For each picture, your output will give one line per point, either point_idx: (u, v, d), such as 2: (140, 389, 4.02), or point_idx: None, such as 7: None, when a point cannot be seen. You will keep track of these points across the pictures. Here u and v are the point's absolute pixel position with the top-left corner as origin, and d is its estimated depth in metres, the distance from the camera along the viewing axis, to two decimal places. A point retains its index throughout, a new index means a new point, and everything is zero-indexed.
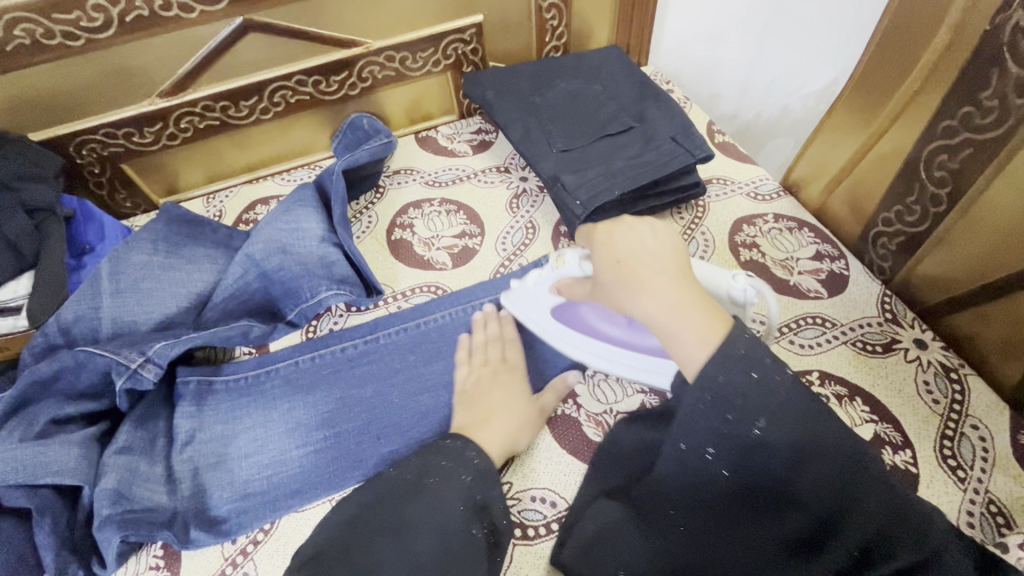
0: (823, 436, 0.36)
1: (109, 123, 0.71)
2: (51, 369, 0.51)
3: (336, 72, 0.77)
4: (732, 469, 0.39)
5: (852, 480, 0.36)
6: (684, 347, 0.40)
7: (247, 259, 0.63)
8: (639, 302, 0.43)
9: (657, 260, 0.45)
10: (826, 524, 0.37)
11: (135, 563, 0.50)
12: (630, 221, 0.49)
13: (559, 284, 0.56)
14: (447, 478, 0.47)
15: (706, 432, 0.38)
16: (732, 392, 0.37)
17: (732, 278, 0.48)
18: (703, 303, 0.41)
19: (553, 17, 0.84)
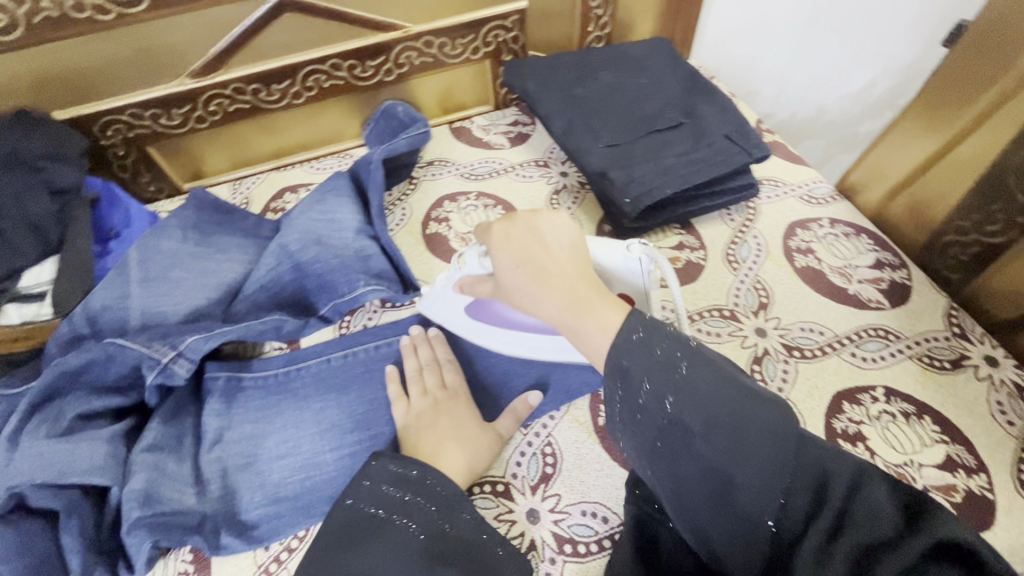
0: (733, 405, 0.35)
1: (136, 104, 0.68)
2: (79, 361, 0.48)
3: (373, 56, 0.74)
4: (656, 459, 0.37)
5: (762, 437, 0.34)
6: (588, 340, 0.40)
7: (281, 250, 0.60)
8: (541, 302, 0.43)
9: (552, 253, 0.44)
10: (758, 500, 0.34)
11: (162, 569, 0.47)
12: (525, 216, 0.46)
13: (461, 284, 0.53)
14: (407, 512, 0.44)
15: (628, 419, 0.38)
16: (636, 374, 0.37)
17: (627, 249, 0.48)
18: (601, 295, 0.41)
19: (597, 6, 0.80)
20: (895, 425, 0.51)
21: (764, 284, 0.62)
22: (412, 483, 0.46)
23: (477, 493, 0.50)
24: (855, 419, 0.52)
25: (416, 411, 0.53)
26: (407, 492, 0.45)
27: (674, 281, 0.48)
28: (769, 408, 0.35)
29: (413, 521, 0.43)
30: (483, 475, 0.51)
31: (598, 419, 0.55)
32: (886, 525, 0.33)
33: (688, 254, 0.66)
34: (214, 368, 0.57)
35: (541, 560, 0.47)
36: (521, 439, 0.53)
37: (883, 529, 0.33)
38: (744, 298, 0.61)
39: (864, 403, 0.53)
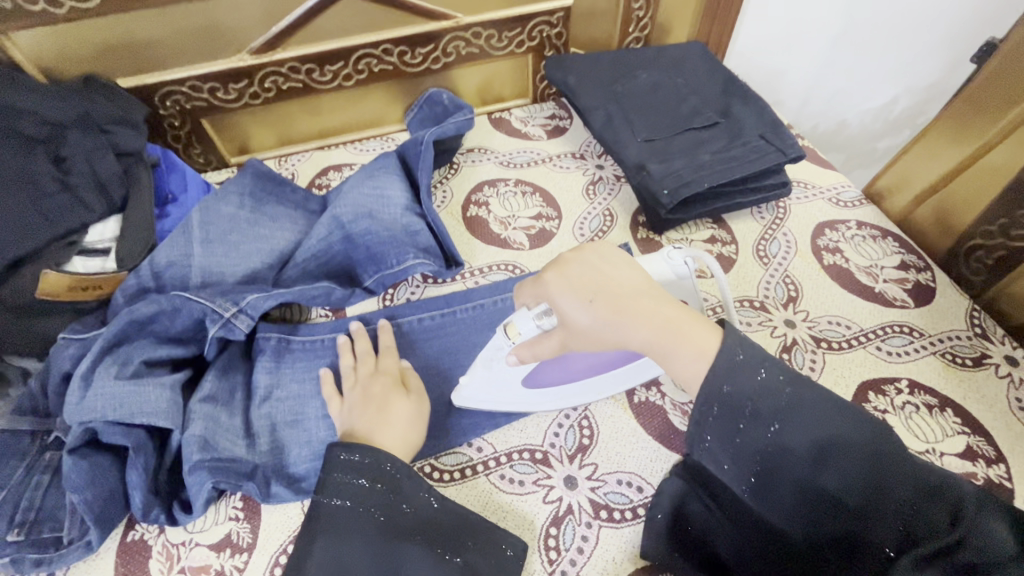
0: (836, 426, 0.36)
1: (196, 76, 0.71)
2: (149, 310, 0.51)
3: (423, 44, 0.77)
4: (758, 479, 0.38)
5: (871, 467, 0.35)
6: (683, 365, 0.41)
7: (333, 221, 0.62)
8: (633, 334, 0.43)
9: (628, 289, 0.45)
10: (863, 514, 0.35)
11: (214, 513, 0.50)
12: (574, 257, 0.48)
13: (519, 353, 0.50)
14: (361, 497, 0.44)
15: (723, 446, 0.38)
16: (739, 399, 0.37)
17: (669, 256, 0.51)
18: (687, 315, 0.43)
19: (640, 8, 0.83)
20: (918, 415, 0.54)
21: (793, 278, 0.65)
22: (366, 467, 0.45)
23: (516, 459, 0.53)
24: (880, 408, 0.54)
25: (349, 404, 0.52)
26: (365, 478, 0.45)
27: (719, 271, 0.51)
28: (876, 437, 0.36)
29: (376, 506, 0.44)
30: (522, 443, 0.54)
31: (633, 396, 0.57)
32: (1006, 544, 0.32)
33: (720, 247, 0.68)
34: (266, 329, 0.58)
35: (578, 524, 0.49)
36: (558, 412, 0.56)
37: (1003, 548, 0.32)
38: (773, 291, 0.64)
39: (889, 393, 0.55)
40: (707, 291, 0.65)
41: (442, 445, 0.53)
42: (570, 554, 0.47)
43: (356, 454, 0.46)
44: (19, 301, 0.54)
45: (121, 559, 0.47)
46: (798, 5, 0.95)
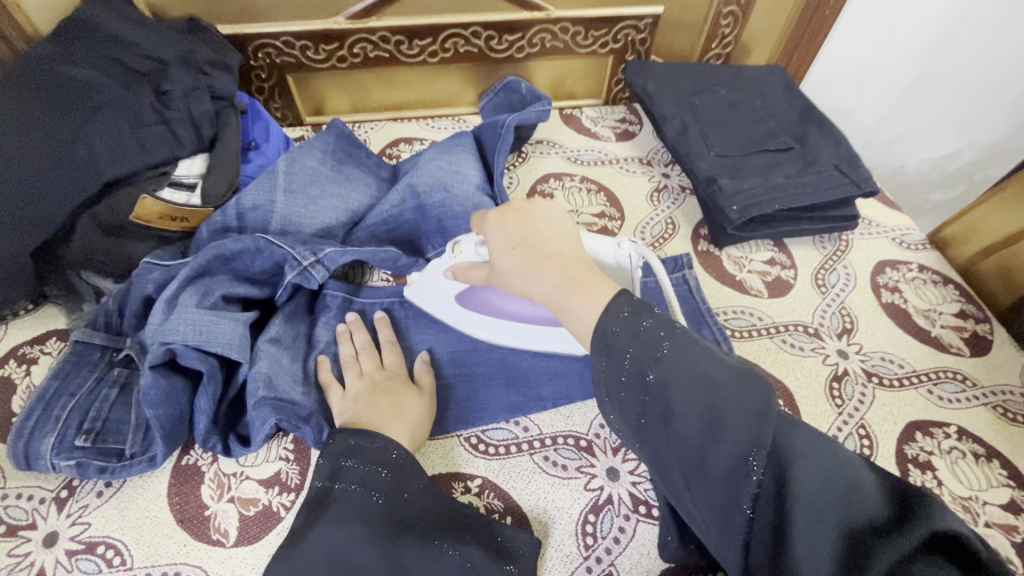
0: (713, 383, 0.34)
1: (292, 33, 0.73)
2: (235, 247, 0.53)
3: (511, 31, 0.78)
4: (641, 433, 0.37)
5: (737, 422, 0.33)
6: (576, 318, 0.41)
7: (409, 189, 0.64)
8: (533, 283, 0.44)
9: (554, 242, 0.46)
10: (733, 480, 0.33)
11: (266, 451, 0.51)
12: (522, 205, 0.48)
13: (454, 270, 0.53)
14: (369, 483, 0.44)
15: (609, 399, 0.39)
16: (618, 348, 0.38)
17: (618, 245, 0.49)
18: (595, 277, 0.43)
19: (727, 24, 0.86)
20: (964, 461, 0.54)
21: (849, 311, 0.65)
22: (373, 455, 0.46)
23: (561, 444, 0.54)
24: (926, 449, 0.54)
25: (355, 394, 0.51)
26: (371, 462, 0.45)
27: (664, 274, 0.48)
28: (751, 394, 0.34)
29: (375, 490, 0.44)
30: (568, 430, 0.55)
31: None
32: (871, 509, 0.30)
33: (779, 270, 0.69)
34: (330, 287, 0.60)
35: (617, 515, 0.49)
36: None
37: (866, 510, 0.30)
38: (829, 320, 0.64)
39: (936, 436, 0.55)
40: (763, 310, 0.65)
41: (490, 420, 0.54)
42: (605, 543, 0.48)
43: (364, 442, 0.46)
44: (112, 220, 0.56)
45: (175, 480, 0.49)
46: (878, 45, 0.95)
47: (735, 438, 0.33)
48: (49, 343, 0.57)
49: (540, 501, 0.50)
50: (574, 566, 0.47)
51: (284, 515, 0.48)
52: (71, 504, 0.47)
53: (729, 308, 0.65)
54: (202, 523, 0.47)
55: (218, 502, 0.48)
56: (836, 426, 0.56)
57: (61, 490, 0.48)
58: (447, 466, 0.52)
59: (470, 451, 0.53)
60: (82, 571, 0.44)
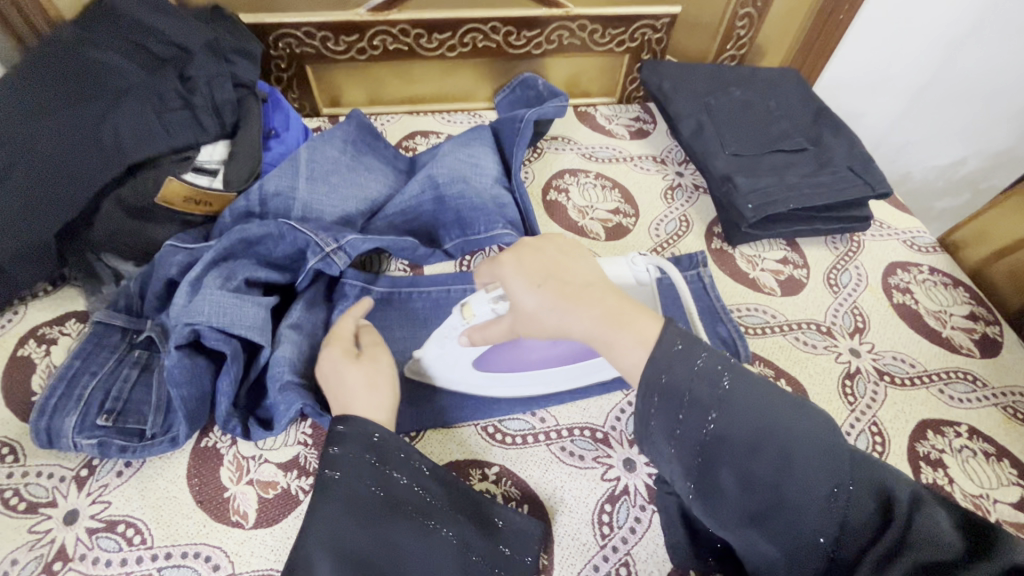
0: (773, 420, 0.35)
1: (313, 23, 0.73)
2: (260, 231, 0.53)
3: (530, 28, 0.79)
4: (697, 474, 0.36)
5: (804, 458, 0.34)
6: (625, 354, 0.39)
7: (428, 180, 0.64)
8: (572, 321, 0.42)
9: (580, 275, 0.44)
10: (809, 517, 0.33)
11: (285, 435, 0.52)
12: (534, 242, 0.48)
13: (470, 335, 0.52)
14: (365, 472, 0.42)
15: (664, 441, 0.37)
16: (678, 387, 0.36)
17: (631, 261, 0.52)
18: (634, 307, 0.41)
19: (742, 26, 0.87)
20: (974, 460, 0.54)
21: (861, 310, 0.66)
22: (363, 442, 0.43)
23: (577, 435, 0.54)
24: (937, 447, 0.55)
25: None
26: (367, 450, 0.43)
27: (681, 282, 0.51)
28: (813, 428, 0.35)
29: (372, 480, 0.42)
30: (584, 422, 0.55)
31: None
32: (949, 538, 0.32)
33: (792, 269, 0.69)
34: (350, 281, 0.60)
35: (633, 505, 0.50)
36: (621, 399, 0.57)
37: (947, 545, 0.32)
38: (841, 318, 0.65)
39: (947, 435, 0.56)
40: (777, 308, 0.65)
41: (506, 410, 0.55)
42: (622, 532, 0.48)
43: (353, 427, 0.44)
44: (137, 203, 0.57)
45: (194, 462, 0.49)
46: (889, 51, 0.96)
47: (807, 474, 0.34)
48: (69, 324, 0.57)
49: (557, 490, 0.50)
50: (591, 555, 0.47)
51: (303, 498, 0.48)
52: (91, 483, 0.48)
53: (743, 305, 0.65)
54: (221, 504, 0.47)
55: (237, 485, 0.49)
56: (849, 422, 0.56)
57: (82, 469, 0.48)
58: (463, 453, 0.52)
59: (487, 439, 0.53)
60: (102, 549, 0.45)
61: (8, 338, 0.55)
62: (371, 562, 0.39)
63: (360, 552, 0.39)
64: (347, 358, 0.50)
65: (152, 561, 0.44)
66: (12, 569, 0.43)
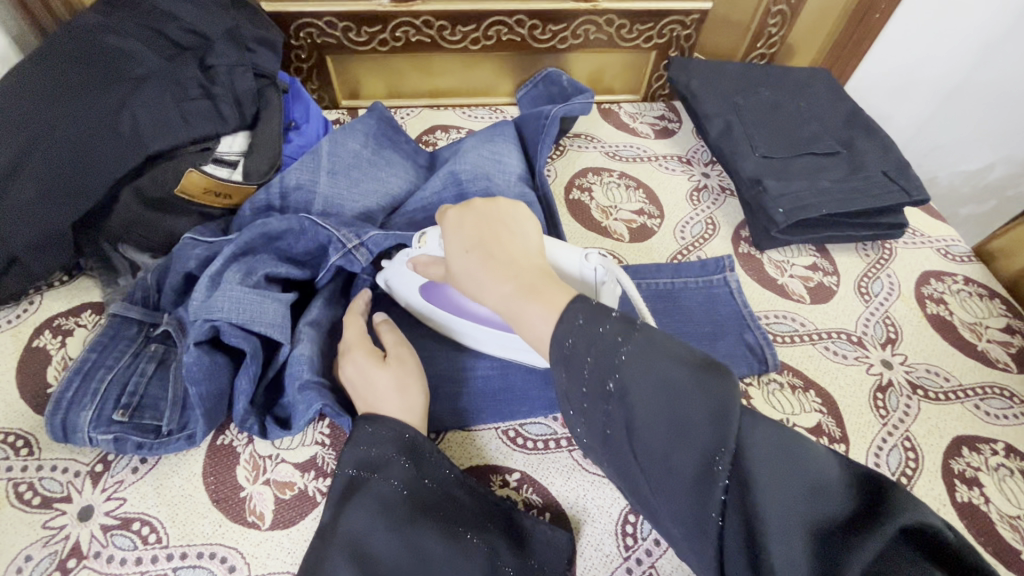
0: (668, 390, 0.33)
1: (335, 13, 0.72)
2: (281, 226, 0.52)
3: (556, 21, 0.77)
4: (608, 444, 0.36)
5: (695, 430, 0.32)
6: (532, 326, 0.39)
7: (450, 176, 0.62)
8: (485, 290, 0.44)
9: (511, 245, 0.45)
10: (700, 488, 0.31)
11: (302, 435, 0.51)
12: (483, 204, 0.48)
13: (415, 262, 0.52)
14: (390, 472, 0.42)
15: (576, 411, 0.37)
16: (578, 355, 0.36)
17: (585, 257, 0.47)
18: (550, 282, 0.41)
19: (774, 24, 0.85)
20: (1012, 479, 0.52)
21: (894, 321, 0.64)
22: (391, 441, 0.43)
23: None
24: (973, 464, 0.53)
25: None
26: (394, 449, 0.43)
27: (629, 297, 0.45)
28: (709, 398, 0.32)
29: (396, 478, 0.42)
30: None
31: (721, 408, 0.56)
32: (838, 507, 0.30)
33: (821, 276, 0.67)
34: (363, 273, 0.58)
35: None
36: None
37: (832, 508, 0.30)
38: (872, 329, 0.63)
39: (983, 452, 0.54)
40: (806, 316, 0.63)
41: (529, 414, 0.53)
42: (646, 544, 0.47)
43: (381, 429, 0.44)
44: (155, 192, 0.56)
45: (210, 460, 0.48)
46: (923, 52, 0.94)
47: (696, 446, 0.32)
48: (84, 316, 0.56)
49: (580, 498, 0.49)
50: (614, 567, 0.46)
51: (320, 500, 0.47)
52: (105, 479, 0.47)
53: (771, 312, 0.63)
54: (237, 504, 0.46)
55: (254, 484, 0.48)
56: (881, 438, 0.54)
57: (97, 465, 0.47)
58: (483, 456, 0.51)
59: (509, 444, 0.52)
60: (117, 547, 0.44)
61: (24, 328, 0.55)
62: (395, 566, 0.39)
63: (385, 555, 0.39)
64: (372, 360, 0.49)
65: (168, 561, 0.43)
66: (25, 566, 0.42)
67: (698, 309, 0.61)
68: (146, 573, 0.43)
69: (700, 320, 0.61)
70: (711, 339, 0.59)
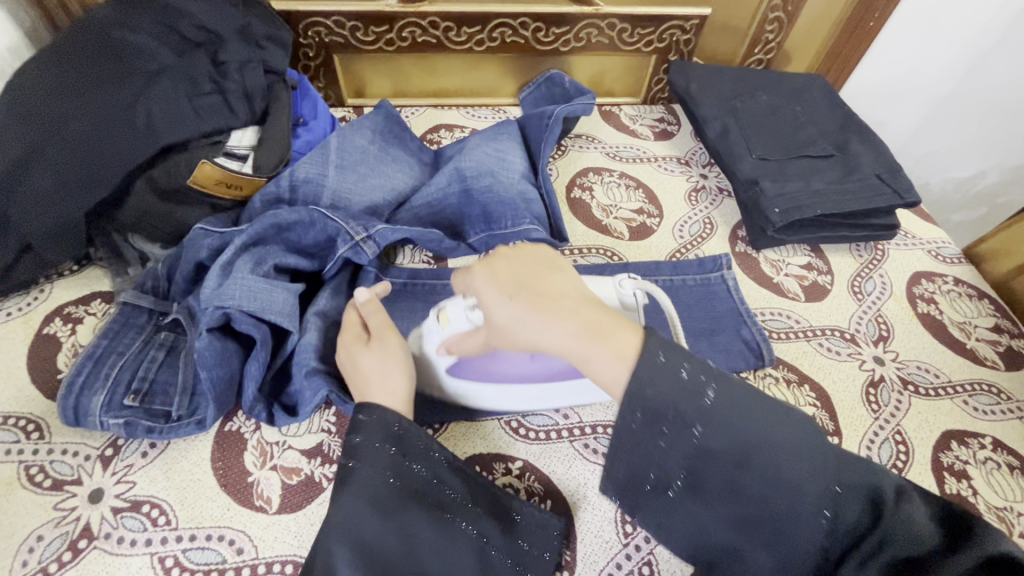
0: (760, 431, 0.35)
1: (344, 13, 0.74)
2: (292, 218, 0.53)
3: (559, 24, 0.79)
4: (688, 485, 0.36)
5: (791, 465, 0.34)
6: (604, 370, 0.37)
7: (455, 173, 0.64)
8: (545, 336, 0.39)
9: (556, 285, 0.42)
10: (798, 521, 0.34)
11: (308, 422, 0.52)
12: (507, 251, 0.45)
13: (447, 345, 0.49)
14: (379, 462, 0.42)
15: (649, 453, 0.36)
16: (662, 402, 0.35)
17: (620, 285, 0.49)
18: (613, 320, 0.39)
19: (771, 30, 0.87)
20: (998, 472, 0.54)
21: (885, 319, 0.65)
22: (380, 431, 0.43)
23: (600, 433, 0.54)
24: (962, 458, 0.55)
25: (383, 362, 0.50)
26: (384, 439, 0.43)
27: (670, 306, 0.48)
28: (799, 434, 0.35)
29: (387, 469, 0.42)
30: (606, 420, 0.55)
31: None
32: (926, 536, 0.33)
33: (816, 275, 0.69)
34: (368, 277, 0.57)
35: None
36: None
37: (925, 538, 0.33)
38: (865, 327, 0.64)
39: (972, 446, 0.56)
40: (801, 313, 0.65)
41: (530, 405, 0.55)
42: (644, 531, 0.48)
43: (370, 416, 0.44)
44: (168, 184, 0.57)
45: (218, 446, 0.49)
46: (915, 60, 0.96)
47: (794, 482, 0.34)
48: (94, 304, 0.57)
49: (580, 486, 0.50)
50: (613, 552, 0.47)
51: (325, 485, 0.48)
52: (115, 463, 0.48)
53: (767, 309, 0.65)
54: (245, 489, 0.47)
55: (261, 470, 0.49)
56: (872, 431, 0.56)
57: (106, 449, 0.48)
58: (484, 443, 0.52)
59: (511, 434, 0.53)
60: (127, 529, 0.45)
61: (34, 315, 0.56)
62: (387, 556, 0.39)
63: (379, 547, 0.39)
64: (358, 342, 0.50)
65: (177, 542, 0.44)
66: (37, 545, 0.43)
67: (696, 306, 0.63)
68: (155, 554, 0.44)
69: (697, 317, 0.62)
70: (709, 335, 0.60)
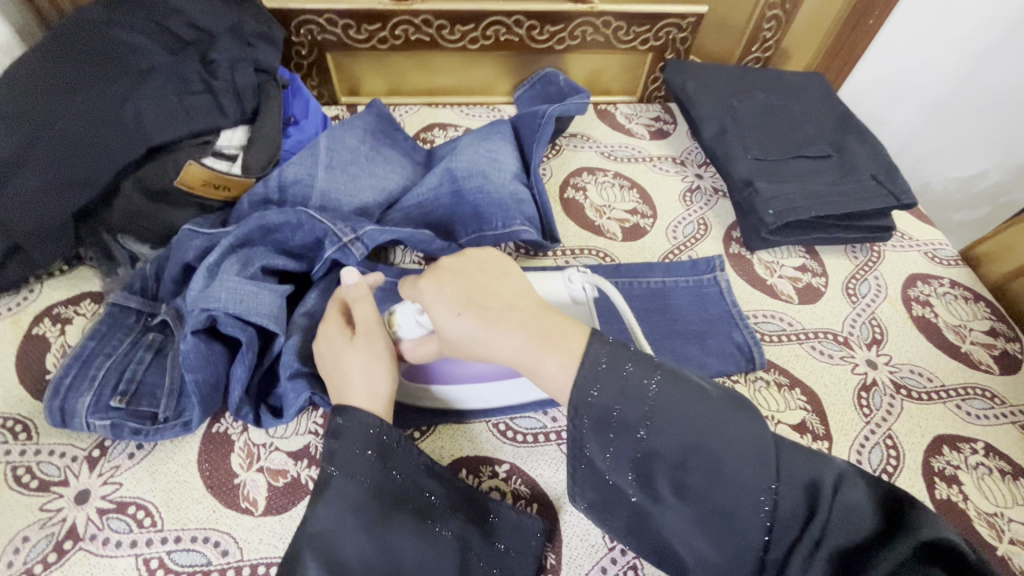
0: (702, 430, 0.35)
1: (336, 11, 0.73)
2: (279, 219, 0.53)
3: (554, 22, 0.78)
4: (641, 487, 0.37)
5: (735, 462, 0.34)
6: (551, 378, 0.38)
7: (446, 173, 0.64)
8: (495, 345, 0.40)
9: (503, 292, 0.42)
10: (745, 518, 0.34)
11: (296, 424, 0.51)
12: (452, 262, 0.45)
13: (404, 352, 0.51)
14: (358, 470, 0.41)
15: (601, 457, 0.37)
16: (606, 404, 0.36)
17: (568, 279, 0.52)
18: (560, 324, 0.40)
19: (769, 28, 0.86)
20: (989, 477, 0.54)
21: (879, 322, 0.65)
22: (360, 438, 0.42)
23: None
24: (953, 463, 0.54)
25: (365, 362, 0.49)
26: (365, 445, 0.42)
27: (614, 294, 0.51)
28: (742, 431, 0.35)
29: (366, 475, 0.41)
30: None
31: None
32: (865, 524, 0.33)
33: (810, 277, 0.69)
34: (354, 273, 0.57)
35: None
36: None
37: (862, 527, 0.33)
38: (859, 330, 0.64)
39: (964, 451, 0.55)
40: (793, 316, 0.65)
41: (519, 408, 0.54)
42: None
43: (350, 422, 0.43)
44: (156, 184, 0.57)
45: (205, 448, 0.49)
46: (914, 59, 0.95)
47: (737, 479, 0.34)
48: (83, 304, 0.57)
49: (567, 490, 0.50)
50: (599, 556, 0.47)
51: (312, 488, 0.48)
52: (102, 464, 0.48)
53: (759, 312, 0.64)
54: (231, 491, 0.47)
55: (248, 471, 0.49)
56: (863, 435, 0.55)
57: (93, 450, 0.48)
58: (471, 445, 0.52)
59: (499, 437, 0.53)
60: (113, 530, 0.45)
61: (23, 315, 0.56)
62: (360, 560, 0.39)
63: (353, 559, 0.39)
64: (342, 336, 0.49)
65: (162, 544, 0.44)
66: (22, 547, 0.43)
67: (688, 307, 0.63)
68: (141, 556, 0.44)
69: (688, 319, 0.62)
70: (700, 338, 0.60)
